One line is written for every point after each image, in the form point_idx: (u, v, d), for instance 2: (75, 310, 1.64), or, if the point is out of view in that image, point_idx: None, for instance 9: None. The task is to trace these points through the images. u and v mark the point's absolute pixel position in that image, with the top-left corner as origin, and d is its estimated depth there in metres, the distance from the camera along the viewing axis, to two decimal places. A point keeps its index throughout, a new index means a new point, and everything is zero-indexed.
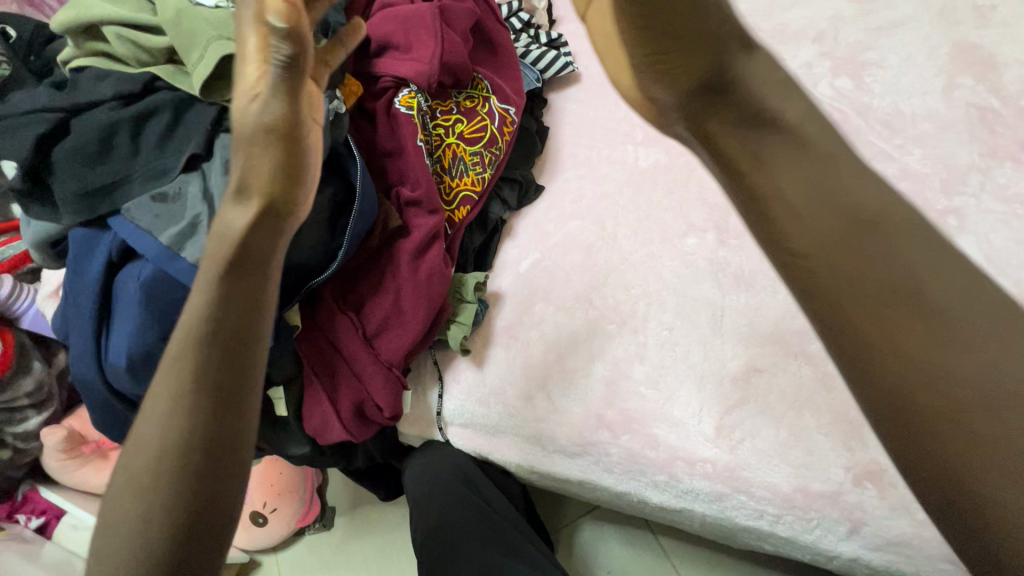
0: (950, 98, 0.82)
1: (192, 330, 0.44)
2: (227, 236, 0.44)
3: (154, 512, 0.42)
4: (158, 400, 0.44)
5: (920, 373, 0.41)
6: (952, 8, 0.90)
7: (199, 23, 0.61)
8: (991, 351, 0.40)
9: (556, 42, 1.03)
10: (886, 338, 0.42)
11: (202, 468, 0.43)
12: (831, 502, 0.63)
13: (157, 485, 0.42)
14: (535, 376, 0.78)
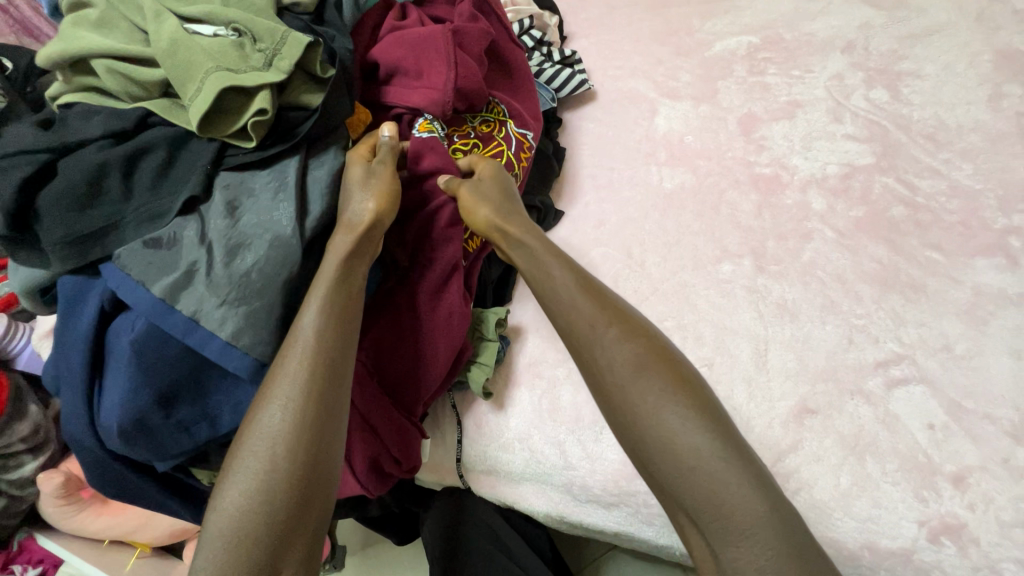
0: (998, 108, 0.77)
1: (315, 314, 0.55)
2: (353, 230, 0.59)
3: (279, 475, 0.49)
4: (279, 386, 0.52)
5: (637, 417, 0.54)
6: (989, 15, 0.85)
7: (198, 55, 0.56)
8: (613, 365, 0.56)
9: (570, 60, 0.99)
10: (599, 394, 0.58)
11: (325, 438, 0.52)
12: (904, 561, 0.57)
13: (284, 450, 0.50)
14: (566, 420, 0.71)
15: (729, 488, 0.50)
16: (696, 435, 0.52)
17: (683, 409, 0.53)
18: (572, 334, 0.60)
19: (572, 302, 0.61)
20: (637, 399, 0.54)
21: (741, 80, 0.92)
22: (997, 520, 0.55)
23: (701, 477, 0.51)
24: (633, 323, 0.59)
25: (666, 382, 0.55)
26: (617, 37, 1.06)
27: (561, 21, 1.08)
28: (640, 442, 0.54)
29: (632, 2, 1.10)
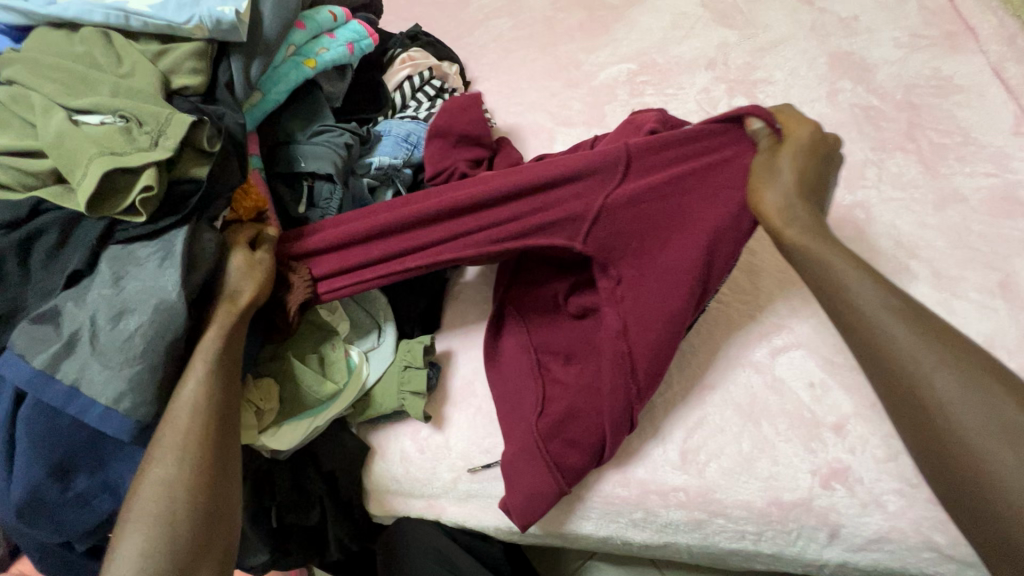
0: (835, 102, 0.88)
1: (198, 376, 0.60)
2: (235, 301, 0.65)
3: (175, 523, 0.54)
4: (166, 443, 0.57)
5: (958, 416, 0.47)
6: (821, 23, 0.98)
7: (85, 143, 0.61)
8: (913, 355, 0.50)
9: None
10: (885, 386, 0.52)
11: (218, 483, 0.57)
12: (805, 510, 0.63)
13: (176, 499, 0.55)
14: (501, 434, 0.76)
15: (984, 458, 0.45)
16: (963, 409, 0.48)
17: (948, 371, 0.49)
18: (847, 320, 0.55)
19: (858, 286, 0.55)
20: (946, 395, 0.48)
21: (624, 103, 1.02)
22: (874, 458, 0.62)
23: (946, 441, 0.47)
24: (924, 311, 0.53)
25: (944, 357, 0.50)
26: (514, 78, 1.16)
27: (462, 69, 1.17)
28: (915, 414, 0.50)
29: (525, 44, 1.21)
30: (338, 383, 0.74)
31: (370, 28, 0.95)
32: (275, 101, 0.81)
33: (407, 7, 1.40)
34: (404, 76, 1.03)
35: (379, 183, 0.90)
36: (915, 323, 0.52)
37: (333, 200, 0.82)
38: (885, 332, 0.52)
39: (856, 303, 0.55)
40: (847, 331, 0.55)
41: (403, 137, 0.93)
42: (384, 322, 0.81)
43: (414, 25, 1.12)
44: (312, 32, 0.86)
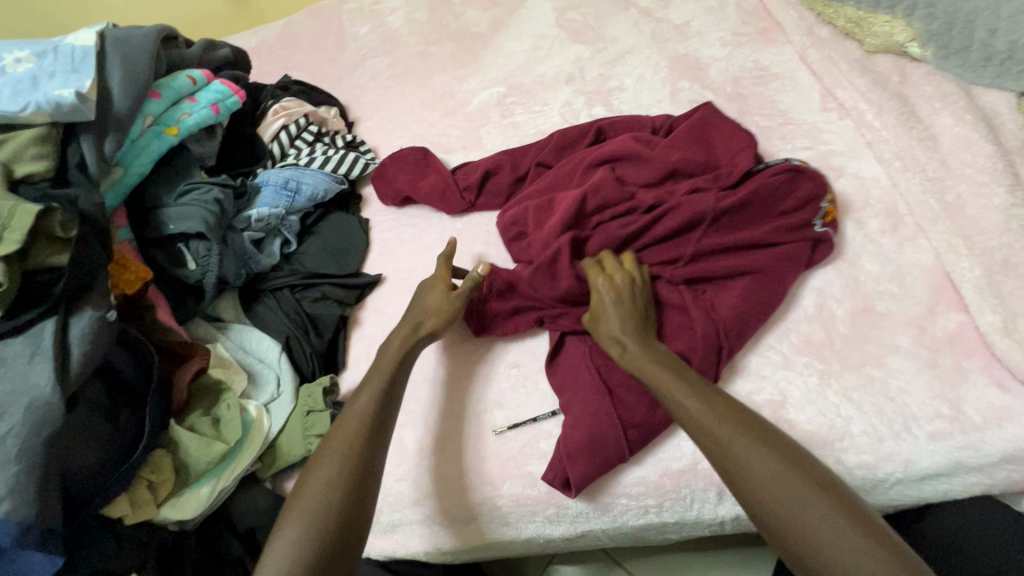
0: (677, 100, 0.98)
1: (367, 391, 0.69)
2: (418, 331, 0.74)
3: (327, 517, 0.59)
4: (332, 442, 0.65)
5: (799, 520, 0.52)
6: (659, 32, 1.08)
7: None
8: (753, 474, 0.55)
9: (354, 143, 1.10)
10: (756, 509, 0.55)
11: (360, 491, 0.62)
12: (693, 474, 0.68)
13: (331, 496, 0.60)
14: (415, 461, 0.77)
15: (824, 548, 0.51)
16: (822, 513, 0.52)
17: (796, 492, 0.54)
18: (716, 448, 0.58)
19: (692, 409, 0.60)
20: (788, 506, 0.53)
21: (497, 124, 1.08)
22: None
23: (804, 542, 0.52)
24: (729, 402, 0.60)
25: (766, 445, 0.57)
26: (395, 113, 1.20)
27: (343, 111, 1.20)
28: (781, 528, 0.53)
29: (402, 80, 1.26)
30: (230, 443, 0.71)
31: (234, 86, 0.96)
32: (139, 173, 0.81)
33: (285, 57, 1.42)
34: (279, 126, 1.05)
35: (263, 235, 0.91)
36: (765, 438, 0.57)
37: (211, 255, 0.81)
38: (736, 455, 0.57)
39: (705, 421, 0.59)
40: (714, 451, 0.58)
41: (282, 185, 0.95)
42: (282, 372, 0.82)
43: (286, 76, 1.15)
44: (168, 100, 0.86)
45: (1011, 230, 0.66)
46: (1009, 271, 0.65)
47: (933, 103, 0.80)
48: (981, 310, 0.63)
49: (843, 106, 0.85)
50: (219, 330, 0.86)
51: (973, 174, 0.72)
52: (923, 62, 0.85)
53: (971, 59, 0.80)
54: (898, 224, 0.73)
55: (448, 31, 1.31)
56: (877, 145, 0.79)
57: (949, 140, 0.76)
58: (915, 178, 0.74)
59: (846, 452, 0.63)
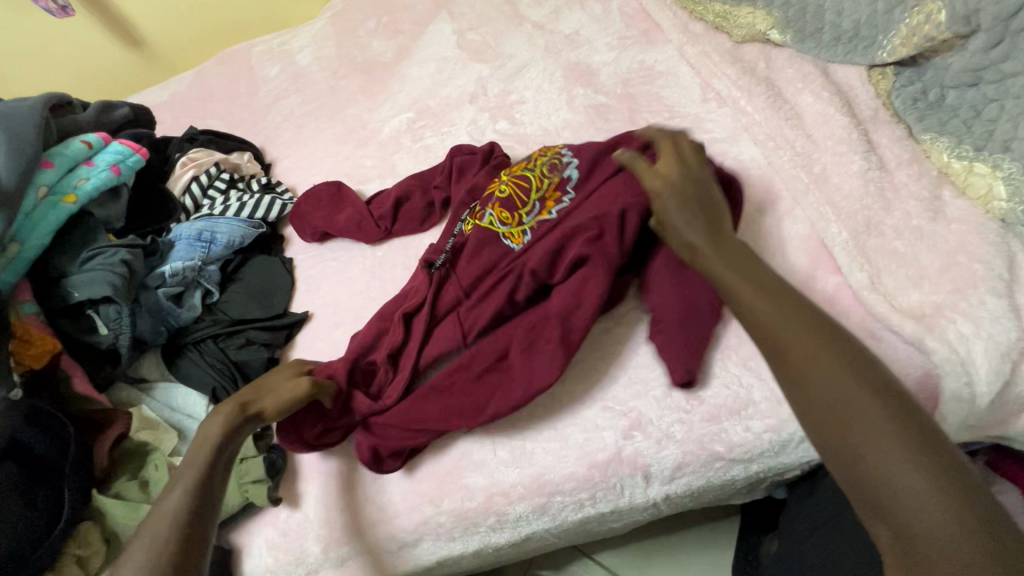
0: (573, 106, 1.01)
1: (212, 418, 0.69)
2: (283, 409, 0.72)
3: (173, 518, 0.57)
4: (192, 451, 0.65)
5: (825, 393, 0.48)
6: (552, 43, 1.13)
7: None
8: (799, 349, 0.51)
9: (270, 185, 1.10)
10: (794, 377, 0.50)
11: (206, 494, 0.60)
12: (618, 462, 0.70)
13: (182, 495, 0.59)
14: (356, 491, 0.77)
15: (849, 427, 0.46)
16: (875, 424, 0.45)
17: (843, 366, 0.49)
18: (750, 317, 0.55)
19: (734, 282, 0.57)
20: (819, 374, 0.49)
21: (409, 149, 1.11)
22: (655, 399, 0.72)
23: (831, 413, 0.47)
24: (805, 311, 0.54)
25: (843, 362, 0.49)
26: (310, 150, 1.20)
27: (259, 154, 1.20)
28: (808, 397, 0.49)
29: (315, 116, 1.27)
30: None
31: (135, 144, 0.95)
32: (38, 246, 0.80)
33: (196, 106, 1.41)
34: (190, 178, 1.05)
35: (182, 288, 0.90)
36: (814, 324, 0.52)
37: (122, 318, 0.81)
38: (779, 328, 0.52)
39: (752, 293, 0.55)
40: (754, 311, 0.54)
41: (195, 237, 0.94)
42: None
43: (192, 127, 1.15)
44: (62, 168, 0.85)
45: (869, 193, 0.72)
46: (871, 231, 0.70)
47: (796, 84, 0.86)
48: (851, 269, 0.68)
49: (720, 95, 0.91)
50: (142, 392, 0.85)
51: (834, 145, 0.78)
52: (785, 47, 0.91)
53: (824, 40, 0.86)
54: (777, 199, 0.78)
55: (355, 63, 1.33)
56: (752, 128, 0.84)
57: (812, 117, 0.82)
58: (787, 154, 0.80)
59: (752, 419, 0.68)
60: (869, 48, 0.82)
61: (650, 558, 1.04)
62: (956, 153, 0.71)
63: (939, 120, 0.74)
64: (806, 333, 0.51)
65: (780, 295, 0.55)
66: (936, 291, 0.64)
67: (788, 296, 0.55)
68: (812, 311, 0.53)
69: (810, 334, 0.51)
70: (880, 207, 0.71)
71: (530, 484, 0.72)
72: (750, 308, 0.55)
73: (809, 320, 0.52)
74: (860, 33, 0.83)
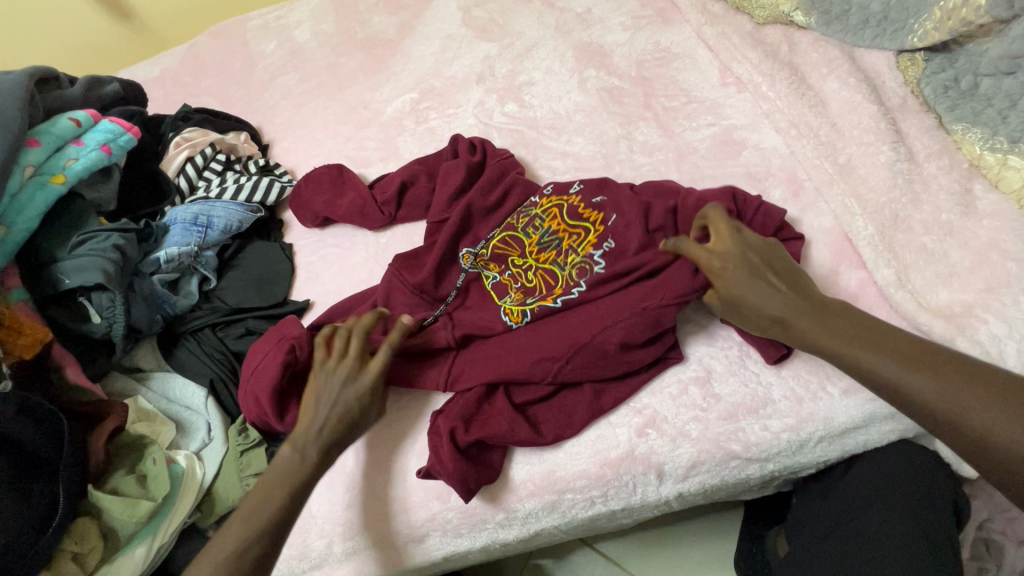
0: (586, 88, 0.97)
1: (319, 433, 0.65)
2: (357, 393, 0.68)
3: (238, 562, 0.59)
4: (281, 467, 0.64)
5: (951, 412, 0.52)
6: (563, 22, 1.08)
7: None
8: (899, 379, 0.54)
9: (268, 167, 1.06)
10: (917, 412, 0.53)
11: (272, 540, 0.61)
12: (631, 461, 0.68)
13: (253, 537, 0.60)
14: (358, 485, 0.74)
15: (991, 432, 0.50)
16: (969, 399, 0.51)
17: (942, 380, 0.53)
18: (839, 360, 0.57)
19: (811, 326, 0.58)
20: (938, 395, 0.52)
21: (413, 132, 1.06)
22: (670, 396, 0.70)
23: (963, 431, 0.51)
24: (853, 322, 0.58)
25: (903, 356, 0.55)
26: (308, 131, 1.16)
27: (255, 135, 1.15)
28: (944, 427, 0.52)
29: (313, 95, 1.22)
30: (157, 499, 0.68)
31: (127, 123, 0.91)
32: (24, 229, 0.76)
33: (189, 81, 1.35)
34: (185, 159, 1.00)
35: (177, 275, 0.87)
36: (891, 348, 0.55)
37: (116, 306, 0.78)
38: (871, 365, 0.55)
39: (824, 336, 0.57)
40: (841, 361, 0.57)
41: (191, 222, 0.90)
42: (210, 416, 0.80)
43: (185, 106, 1.10)
44: (49, 148, 0.81)
45: (897, 186, 0.70)
46: (898, 225, 0.68)
47: (820, 69, 0.83)
48: (878, 266, 0.66)
49: (740, 80, 0.87)
50: (138, 381, 0.83)
51: (861, 135, 0.75)
52: (809, 29, 0.87)
53: (851, 23, 0.83)
54: (801, 190, 0.75)
55: (356, 40, 1.27)
56: (774, 115, 0.81)
57: (837, 104, 0.78)
58: (810, 144, 0.76)
59: (770, 418, 0.67)
60: (898, 32, 0.78)
61: (655, 550, 1.03)
62: (989, 145, 0.69)
63: (971, 110, 0.71)
64: (898, 360, 0.54)
65: (848, 326, 0.57)
66: (966, 290, 0.62)
67: (853, 325, 0.57)
68: (872, 333, 0.57)
69: (896, 362, 0.54)
70: (908, 200, 0.69)
71: (542, 481, 0.70)
72: (831, 358, 0.57)
73: (880, 346, 0.56)
74: (890, 16, 0.79)
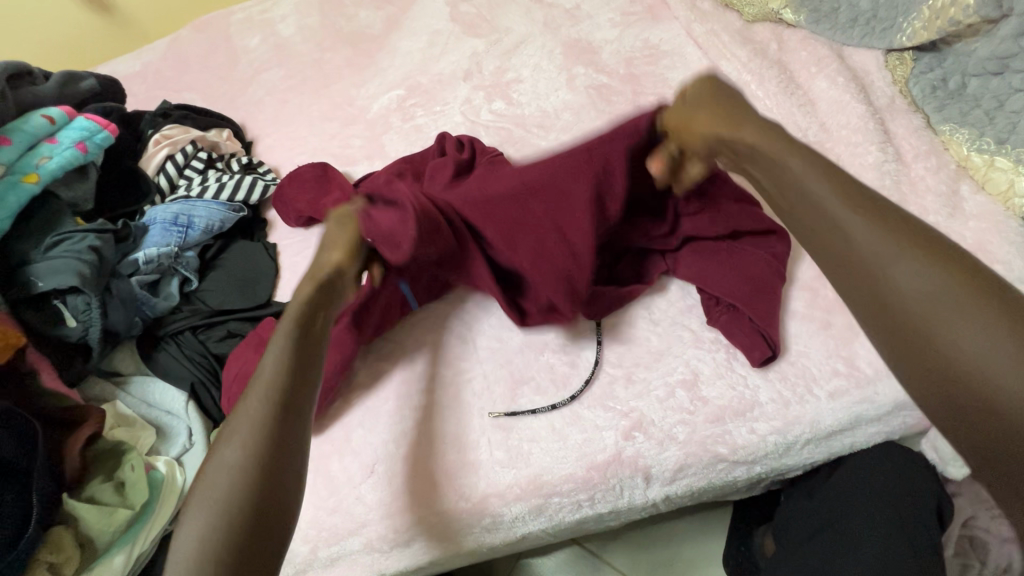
0: (574, 86, 0.96)
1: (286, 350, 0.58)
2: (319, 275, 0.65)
3: (230, 516, 0.49)
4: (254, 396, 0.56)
5: (883, 280, 0.46)
6: (552, 17, 1.07)
7: None
8: (843, 237, 0.49)
9: (251, 165, 1.03)
10: (859, 287, 0.47)
11: (265, 476, 0.52)
12: (618, 464, 0.68)
13: (233, 486, 0.51)
14: (343, 491, 0.73)
15: (932, 320, 0.43)
16: (912, 278, 0.44)
17: (894, 248, 0.45)
18: (796, 210, 0.54)
19: (782, 163, 0.55)
20: (876, 260, 0.46)
21: (399, 129, 1.05)
22: (657, 399, 0.69)
23: (895, 307, 0.45)
24: (837, 183, 0.52)
25: (866, 218, 0.48)
26: (293, 128, 1.13)
27: (238, 131, 1.13)
28: (878, 304, 0.46)
29: (298, 91, 1.19)
30: (136, 507, 0.68)
31: (103, 120, 0.88)
32: None
33: (171, 76, 1.32)
34: (164, 157, 0.98)
35: (157, 276, 0.85)
36: (845, 209, 0.49)
37: (92, 309, 0.76)
38: (819, 219, 0.50)
39: (786, 181, 0.54)
40: (793, 210, 0.54)
41: (171, 221, 0.88)
42: (191, 421, 0.79)
43: (164, 102, 1.08)
44: (22, 146, 0.79)
45: (885, 186, 0.69)
46: None
47: (809, 68, 0.82)
48: None
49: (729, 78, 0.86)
50: (117, 386, 0.81)
51: (849, 135, 0.74)
52: (799, 28, 0.87)
53: (839, 22, 0.82)
54: None
55: (342, 35, 1.25)
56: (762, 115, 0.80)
57: (825, 104, 0.78)
58: (798, 143, 0.76)
59: (757, 421, 0.66)
60: (887, 31, 0.78)
61: (645, 549, 1.03)
62: (976, 146, 0.69)
63: (959, 111, 0.71)
64: (849, 216, 0.49)
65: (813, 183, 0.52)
66: None
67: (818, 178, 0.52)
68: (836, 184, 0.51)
69: (848, 217, 0.49)
70: (895, 201, 0.68)
71: (529, 485, 0.69)
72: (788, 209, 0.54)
73: (840, 203, 0.50)
74: (879, 14, 0.79)
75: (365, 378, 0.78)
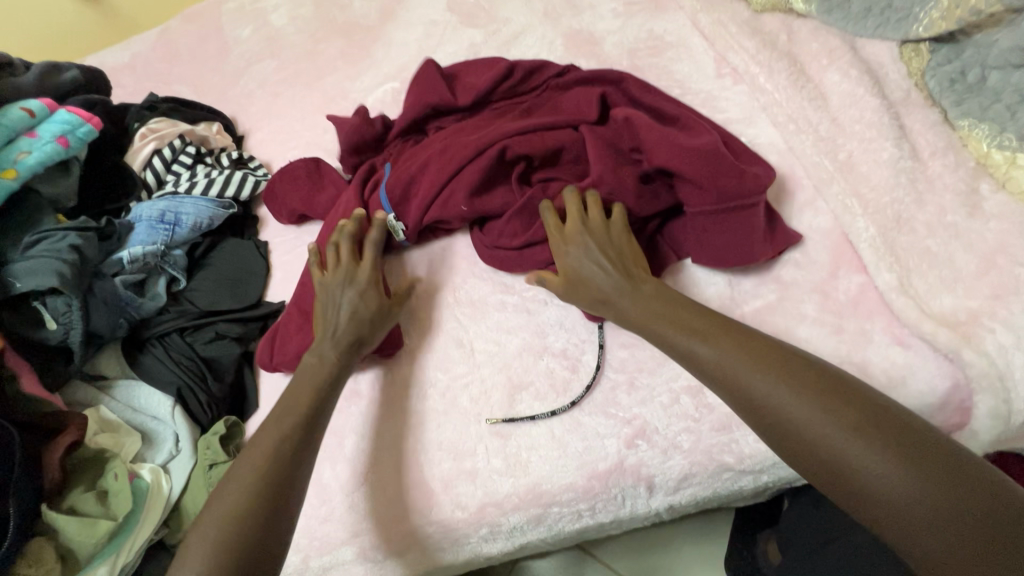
0: None
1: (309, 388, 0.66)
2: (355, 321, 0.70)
3: (240, 522, 0.55)
4: (263, 436, 0.62)
5: (771, 404, 0.51)
6: (552, 7, 1.03)
7: None
8: (716, 361, 0.55)
9: (242, 160, 1.00)
10: (749, 415, 0.53)
11: (273, 495, 0.58)
12: (620, 473, 0.65)
13: (247, 502, 0.56)
14: (335, 499, 0.70)
15: (824, 437, 0.48)
16: (794, 404, 0.50)
17: (774, 380, 0.52)
18: (684, 334, 0.59)
19: (640, 304, 0.63)
20: (755, 391, 0.52)
21: None
22: (661, 406, 0.67)
23: (788, 432, 0.50)
24: (692, 316, 0.60)
25: (746, 353, 0.54)
26: (285, 122, 1.10)
27: (229, 125, 1.10)
28: (778, 435, 0.51)
29: (290, 83, 1.16)
30: (118, 518, 0.65)
31: (86, 113, 0.85)
32: None
33: (160, 68, 1.29)
34: (151, 152, 0.95)
35: (143, 276, 0.82)
36: (726, 338, 0.56)
37: (73, 310, 0.73)
38: (699, 346, 0.57)
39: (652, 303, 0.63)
40: (679, 342, 0.59)
41: (157, 219, 0.85)
42: (178, 426, 0.76)
43: (151, 94, 1.04)
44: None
45: (899, 185, 0.66)
46: (901, 227, 0.65)
47: (820, 60, 0.79)
48: (879, 269, 0.63)
49: (736, 70, 0.83)
50: (101, 390, 0.78)
51: (862, 130, 0.71)
52: (809, 18, 0.83)
53: (852, 11, 0.79)
54: (799, 188, 0.72)
55: (335, 25, 1.21)
56: (771, 109, 0.77)
57: (837, 97, 0.75)
58: (809, 139, 0.73)
59: None
60: (902, 22, 0.74)
61: (645, 553, 1.01)
62: (996, 142, 0.65)
63: (978, 105, 0.68)
64: (727, 346, 0.56)
65: (693, 309, 0.61)
66: (971, 296, 0.59)
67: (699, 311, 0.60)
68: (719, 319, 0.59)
69: (733, 348, 0.55)
70: (911, 201, 0.66)
71: (527, 495, 0.67)
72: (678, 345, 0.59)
73: (718, 331, 0.57)
74: (894, 4, 0.75)
75: (358, 381, 0.76)
